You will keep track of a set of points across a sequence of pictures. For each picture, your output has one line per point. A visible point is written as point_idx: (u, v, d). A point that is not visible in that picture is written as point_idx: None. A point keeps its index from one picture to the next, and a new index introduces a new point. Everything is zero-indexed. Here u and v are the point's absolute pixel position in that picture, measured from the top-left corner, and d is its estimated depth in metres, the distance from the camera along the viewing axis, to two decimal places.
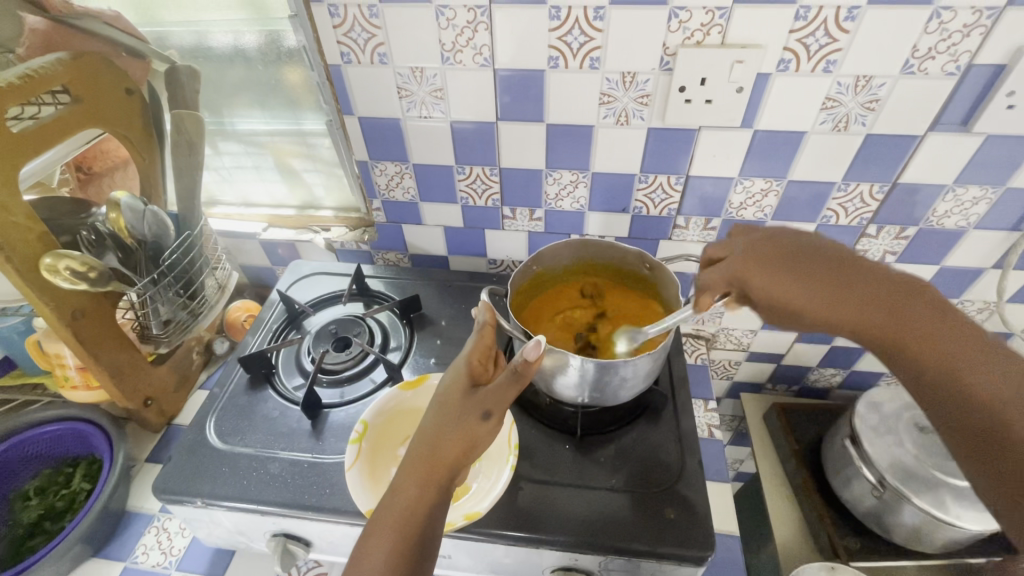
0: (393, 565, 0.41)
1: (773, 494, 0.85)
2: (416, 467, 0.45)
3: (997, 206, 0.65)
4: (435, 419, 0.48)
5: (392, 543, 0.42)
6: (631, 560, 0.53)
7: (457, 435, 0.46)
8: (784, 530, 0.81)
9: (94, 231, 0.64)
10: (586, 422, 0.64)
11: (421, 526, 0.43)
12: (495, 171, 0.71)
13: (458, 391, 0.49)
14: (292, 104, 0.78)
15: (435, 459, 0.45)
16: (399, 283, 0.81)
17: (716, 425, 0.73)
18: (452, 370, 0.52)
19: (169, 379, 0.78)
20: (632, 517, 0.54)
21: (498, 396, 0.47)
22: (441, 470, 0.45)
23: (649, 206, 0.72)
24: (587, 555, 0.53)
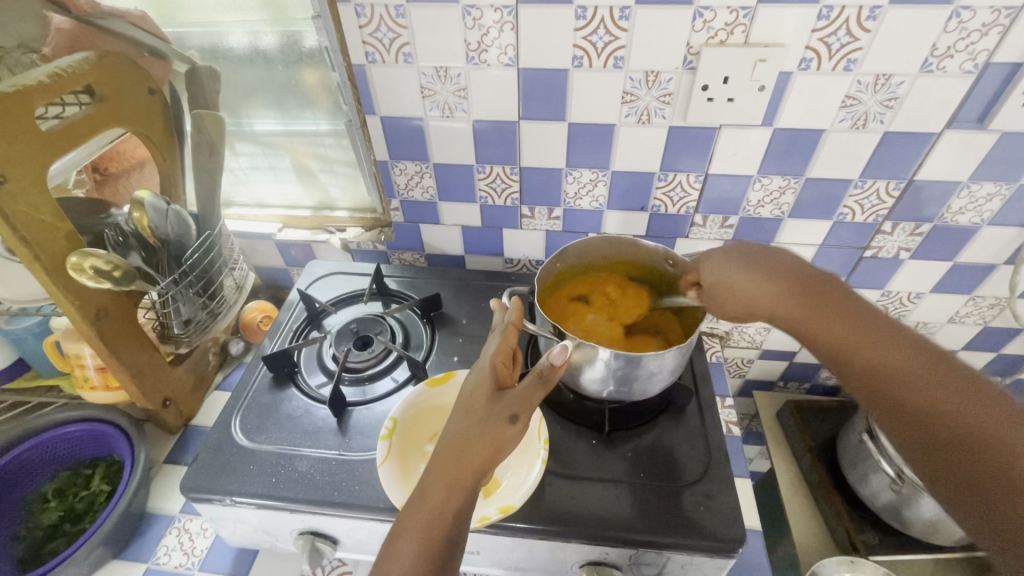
0: (418, 563, 0.41)
1: (789, 491, 0.86)
2: (445, 468, 0.45)
3: (1010, 202, 0.66)
4: (460, 422, 0.48)
5: (420, 539, 0.42)
6: (662, 553, 0.53)
7: (484, 437, 0.46)
8: (800, 526, 0.82)
9: (118, 230, 0.64)
10: (610, 418, 0.64)
11: (449, 527, 0.43)
12: (515, 171, 0.72)
13: (484, 392, 0.49)
14: (310, 104, 0.78)
15: (461, 463, 0.45)
16: (416, 283, 0.82)
17: (735, 421, 0.74)
18: (476, 370, 0.52)
19: (187, 379, 0.78)
20: (662, 511, 0.55)
21: (524, 401, 0.48)
22: (470, 471, 0.45)
23: (668, 204, 0.72)
24: (618, 548, 0.53)
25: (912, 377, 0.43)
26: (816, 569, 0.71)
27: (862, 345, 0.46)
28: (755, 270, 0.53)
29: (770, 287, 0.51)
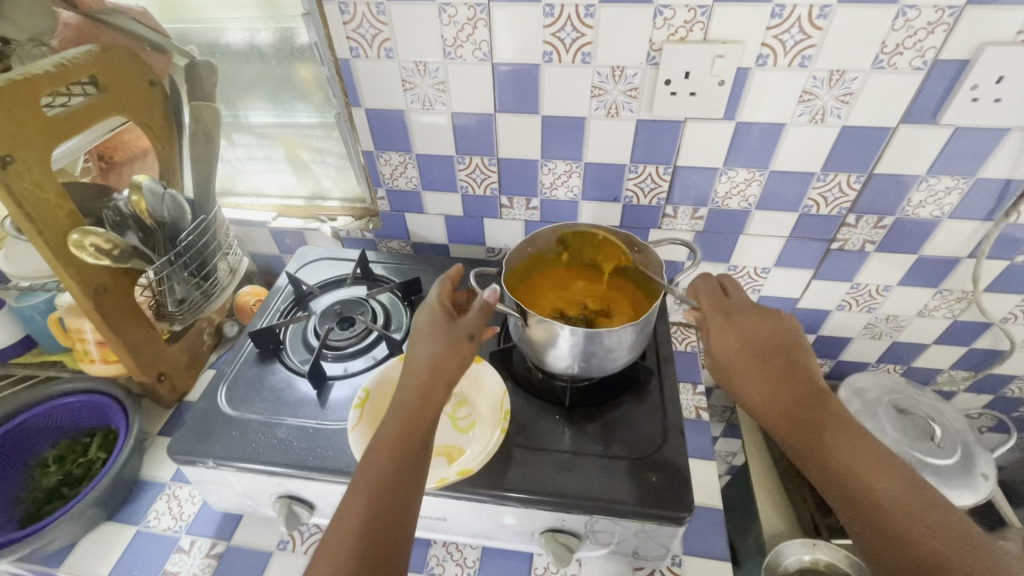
0: (397, 464, 0.48)
1: (760, 477, 0.88)
2: (416, 385, 0.52)
3: (969, 196, 0.68)
4: (425, 346, 0.55)
5: (399, 446, 0.49)
6: (616, 520, 0.56)
7: (451, 355, 0.54)
8: (769, 511, 0.84)
9: (117, 211, 0.68)
10: (576, 396, 0.67)
11: (422, 434, 0.50)
12: (493, 162, 0.75)
13: (439, 319, 0.57)
14: (303, 98, 0.83)
15: (429, 378, 0.53)
16: (401, 269, 0.85)
17: (704, 407, 0.78)
18: (426, 305, 0.59)
19: (182, 357, 0.82)
20: (618, 481, 0.58)
21: (474, 323, 0.57)
22: (438, 385, 0.53)
23: (640, 195, 0.75)
24: (574, 514, 0.56)
25: (871, 458, 0.49)
26: (776, 552, 0.73)
27: (838, 429, 0.52)
28: (773, 343, 0.59)
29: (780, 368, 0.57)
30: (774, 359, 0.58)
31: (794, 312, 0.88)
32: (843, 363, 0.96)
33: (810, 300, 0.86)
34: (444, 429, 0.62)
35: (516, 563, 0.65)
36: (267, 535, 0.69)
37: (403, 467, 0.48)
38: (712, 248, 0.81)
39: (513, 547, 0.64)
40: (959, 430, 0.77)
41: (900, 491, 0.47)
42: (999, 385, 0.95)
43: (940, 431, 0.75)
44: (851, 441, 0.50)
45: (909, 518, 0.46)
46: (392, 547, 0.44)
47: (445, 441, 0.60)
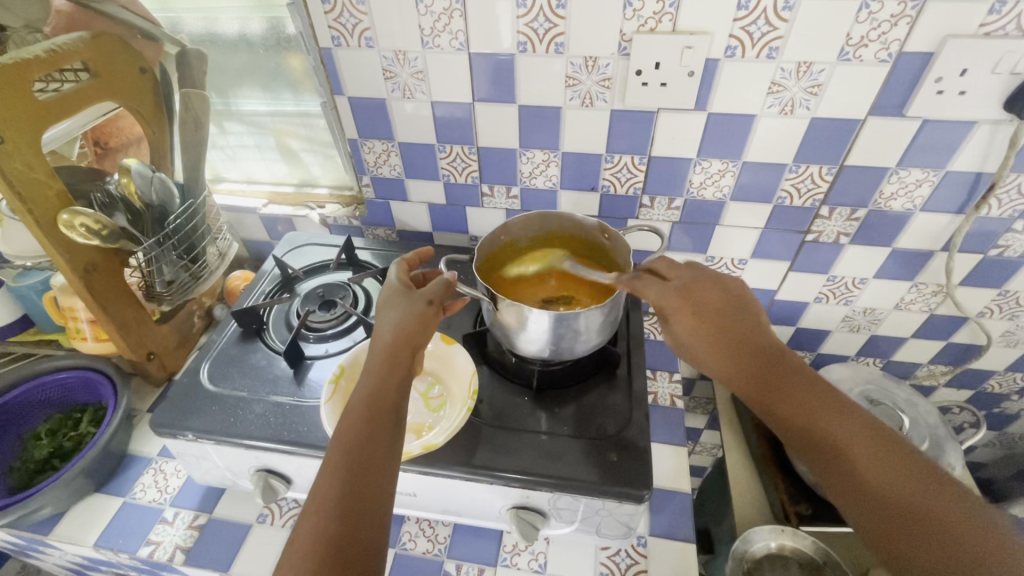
0: (369, 423, 0.51)
1: (736, 466, 0.88)
2: (382, 357, 0.55)
3: (940, 188, 0.69)
4: (386, 320, 0.58)
5: (368, 414, 0.51)
6: (577, 497, 0.58)
7: (411, 320, 0.57)
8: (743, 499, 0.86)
9: (107, 194, 0.71)
10: (546, 379, 0.69)
11: (391, 400, 0.53)
12: (473, 150, 0.77)
13: (397, 294, 0.60)
14: (292, 87, 0.85)
15: (393, 343, 0.56)
16: (385, 255, 0.87)
17: (678, 395, 0.80)
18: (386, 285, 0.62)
19: (172, 337, 0.85)
20: (582, 459, 0.59)
21: (434, 290, 0.59)
22: (403, 350, 0.56)
23: (616, 185, 0.77)
24: (537, 491, 0.58)
25: (829, 413, 0.51)
26: (745, 536, 0.75)
27: (801, 391, 0.53)
28: (724, 312, 0.57)
29: (735, 338, 0.56)
30: (728, 327, 0.57)
31: (772, 304, 0.89)
32: (822, 356, 0.97)
33: (787, 292, 0.87)
34: (415, 407, 0.63)
35: (485, 539, 0.67)
36: (247, 509, 0.71)
37: (375, 423, 0.51)
38: (689, 239, 0.82)
39: (481, 523, 0.66)
40: (931, 425, 0.77)
41: (868, 440, 0.49)
42: (978, 381, 0.96)
43: (908, 421, 0.77)
44: (810, 400, 0.53)
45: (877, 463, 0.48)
46: (371, 504, 0.46)
47: (416, 419, 0.62)
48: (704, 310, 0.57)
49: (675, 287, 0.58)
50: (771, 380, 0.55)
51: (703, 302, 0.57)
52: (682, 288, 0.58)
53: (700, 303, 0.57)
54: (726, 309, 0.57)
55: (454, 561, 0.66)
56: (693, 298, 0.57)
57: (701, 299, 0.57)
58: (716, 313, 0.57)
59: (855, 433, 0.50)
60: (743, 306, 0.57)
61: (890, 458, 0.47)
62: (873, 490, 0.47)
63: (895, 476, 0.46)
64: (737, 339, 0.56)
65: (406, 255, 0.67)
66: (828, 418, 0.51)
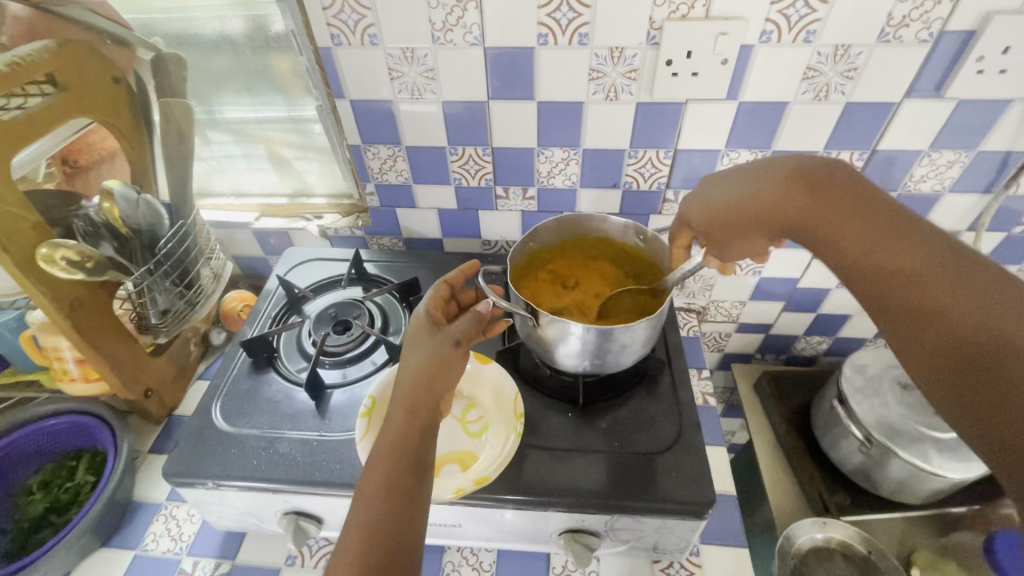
0: (393, 483, 0.45)
1: (766, 460, 0.88)
2: (401, 403, 0.48)
3: (970, 169, 0.67)
4: (410, 360, 0.51)
5: (391, 470, 0.45)
6: (636, 517, 0.55)
7: (433, 364, 0.49)
8: (777, 492, 0.85)
9: (87, 220, 0.64)
10: (587, 392, 0.66)
11: (413, 450, 0.47)
12: (487, 151, 0.72)
13: (424, 329, 0.53)
14: (281, 90, 0.78)
15: (414, 390, 0.49)
16: (396, 266, 0.82)
17: (710, 392, 0.76)
18: (414, 317, 0.56)
19: (169, 369, 0.78)
20: (636, 477, 0.56)
21: (463, 329, 0.52)
22: (428, 397, 0.49)
23: (640, 181, 0.73)
24: (593, 514, 0.55)
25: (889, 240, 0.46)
26: (789, 533, 0.74)
27: (853, 217, 0.49)
28: (775, 166, 0.55)
29: (784, 186, 0.53)
30: (785, 170, 0.54)
31: (794, 292, 0.88)
32: (842, 340, 0.96)
33: (809, 279, 0.86)
34: (456, 435, 0.59)
35: (532, 563, 0.64)
36: (273, 551, 0.66)
37: (399, 480, 0.45)
38: None
39: (528, 547, 0.63)
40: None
41: (937, 263, 0.43)
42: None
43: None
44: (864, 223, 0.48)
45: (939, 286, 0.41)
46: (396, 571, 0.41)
47: (461, 448, 0.58)
48: (762, 170, 0.56)
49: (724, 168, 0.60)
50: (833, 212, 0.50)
51: (757, 164, 0.57)
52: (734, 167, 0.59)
53: (754, 168, 0.57)
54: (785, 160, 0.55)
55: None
56: (744, 170, 0.57)
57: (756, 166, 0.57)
58: (772, 164, 0.56)
59: (922, 257, 0.44)
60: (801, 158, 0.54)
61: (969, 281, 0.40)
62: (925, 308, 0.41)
63: (958, 296, 0.40)
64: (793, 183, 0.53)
65: (447, 275, 0.62)
66: (887, 244, 0.46)
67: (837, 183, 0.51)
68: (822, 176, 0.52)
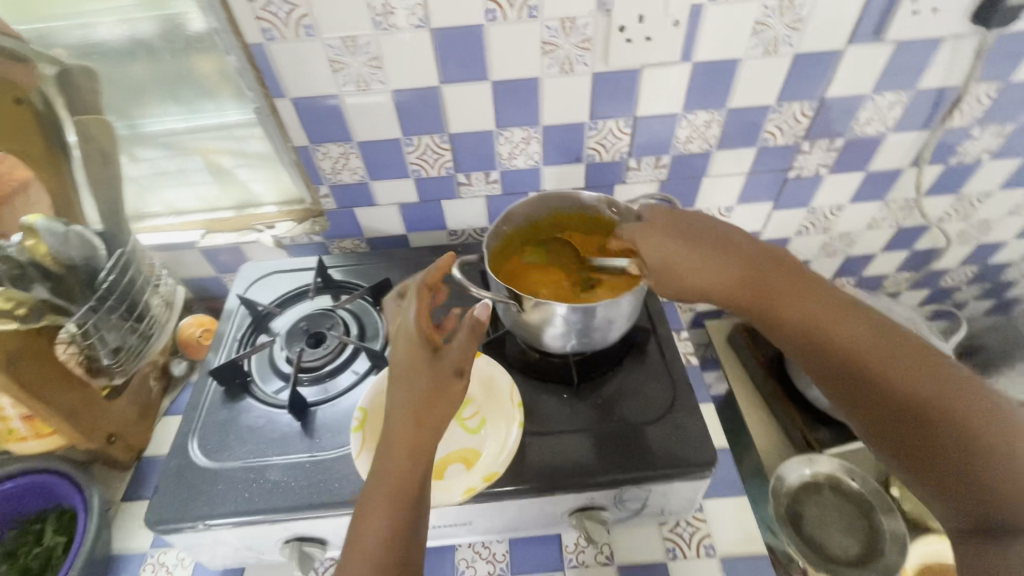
0: (393, 534, 0.42)
1: (748, 409, 0.92)
2: (401, 447, 0.45)
3: (910, 108, 0.71)
4: (407, 391, 0.47)
5: (392, 516, 0.43)
6: (644, 487, 0.55)
7: (434, 398, 0.47)
8: (763, 437, 0.89)
9: (10, 263, 0.56)
10: (577, 370, 0.65)
11: (412, 495, 0.44)
12: (444, 139, 0.69)
13: (421, 353, 0.49)
14: (210, 95, 0.72)
15: (416, 428, 0.46)
16: (362, 269, 0.79)
17: (691, 352, 0.76)
18: (402, 331, 0.51)
19: (131, 411, 0.73)
20: (639, 448, 0.57)
21: (462, 357, 0.49)
22: (426, 435, 0.46)
23: (602, 152, 0.73)
24: (601, 490, 0.55)
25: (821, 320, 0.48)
26: (779, 473, 0.78)
27: (788, 294, 0.50)
28: (698, 233, 0.54)
29: (715, 259, 0.52)
30: (708, 237, 0.53)
31: None
32: None
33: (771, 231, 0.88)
34: (454, 434, 0.58)
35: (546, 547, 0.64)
36: None
37: (398, 533, 0.42)
38: (678, 195, 0.80)
39: (541, 531, 0.63)
40: (916, 331, 0.83)
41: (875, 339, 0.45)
42: (935, 280, 1.03)
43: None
44: (801, 298, 0.49)
45: (881, 359, 0.44)
46: None
47: (461, 446, 0.57)
48: (687, 234, 0.54)
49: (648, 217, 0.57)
50: (767, 290, 0.50)
51: (677, 223, 0.55)
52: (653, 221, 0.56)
53: (679, 226, 0.55)
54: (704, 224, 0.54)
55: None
56: (673, 225, 0.55)
57: (676, 221, 0.55)
58: (692, 228, 0.54)
59: (857, 334, 0.46)
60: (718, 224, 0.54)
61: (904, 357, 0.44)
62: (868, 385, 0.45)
63: (900, 373, 0.43)
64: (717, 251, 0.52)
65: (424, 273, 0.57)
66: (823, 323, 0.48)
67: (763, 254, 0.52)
68: (745, 247, 0.52)
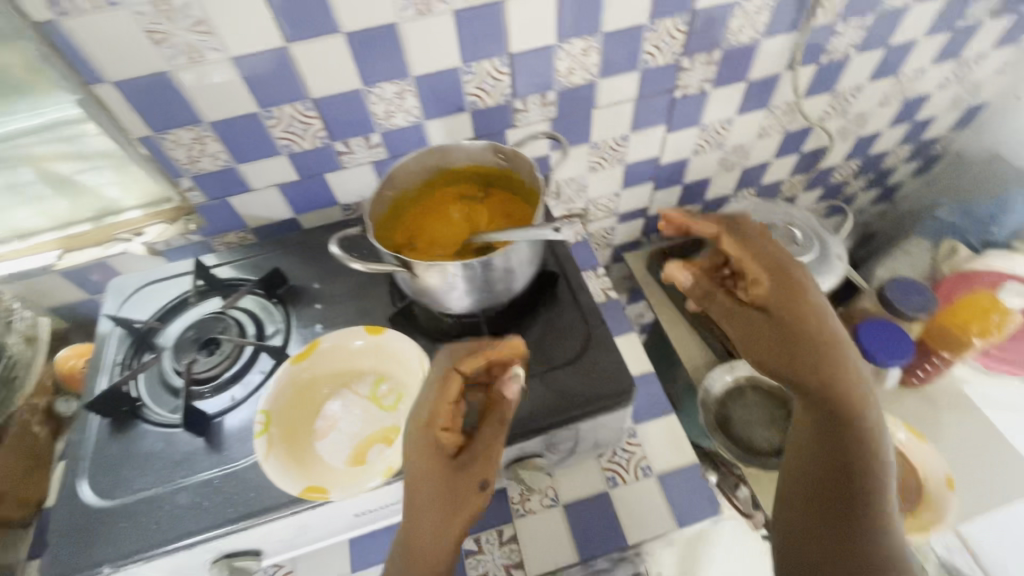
0: None
1: (671, 327, 0.96)
2: (442, 514, 0.44)
3: (778, 9, 0.71)
4: (433, 466, 0.46)
5: None
6: (572, 426, 0.56)
7: (463, 496, 0.45)
8: (687, 351, 0.92)
9: None
10: (491, 325, 0.64)
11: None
12: (308, 106, 0.63)
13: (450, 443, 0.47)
14: (14, 94, 0.60)
15: (444, 514, 0.44)
16: (252, 262, 0.72)
17: (610, 287, 0.80)
18: (444, 390, 0.48)
19: (10, 462, 0.67)
20: (559, 389, 0.57)
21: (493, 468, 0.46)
22: (459, 520, 0.44)
23: (484, 97, 0.69)
24: (530, 441, 0.55)
25: (834, 373, 0.47)
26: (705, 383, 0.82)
27: (811, 339, 0.48)
28: (762, 256, 0.53)
29: (766, 289, 0.51)
30: (763, 265, 0.52)
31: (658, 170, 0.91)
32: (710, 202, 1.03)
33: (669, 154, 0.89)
34: (372, 415, 0.56)
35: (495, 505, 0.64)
36: None
37: None
38: (573, 130, 0.78)
39: None
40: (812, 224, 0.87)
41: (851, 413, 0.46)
42: (825, 178, 1.09)
43: (800, 235, 0.84)
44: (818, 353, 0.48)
45: (848, 432, 0.45)
46: None
47: (381, 426, 0.55)
48: (760, 262, 0.52)
49: (717, 229, 0.55)
50: (798, 329, 0.49)
51: (746, 242, 0.53)
52: (732, 229, 0.54)
53: (750, 245, 0.53)
54: (750, 239, 0.53)
55: (471, 537, 0.63)
56: (746, 238, 0.53)
57: (744, 234, 0.54)
58: (748, 248, 0.53)
59: (842, 405, 0.46)
60: (780, 254, 0.52)
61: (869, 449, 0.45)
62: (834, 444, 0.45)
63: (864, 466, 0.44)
64: (764, 276, 0.52)
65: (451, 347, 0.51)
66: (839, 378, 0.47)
67: (805, 309, 0.49)
68: (803, 299, 0.50)
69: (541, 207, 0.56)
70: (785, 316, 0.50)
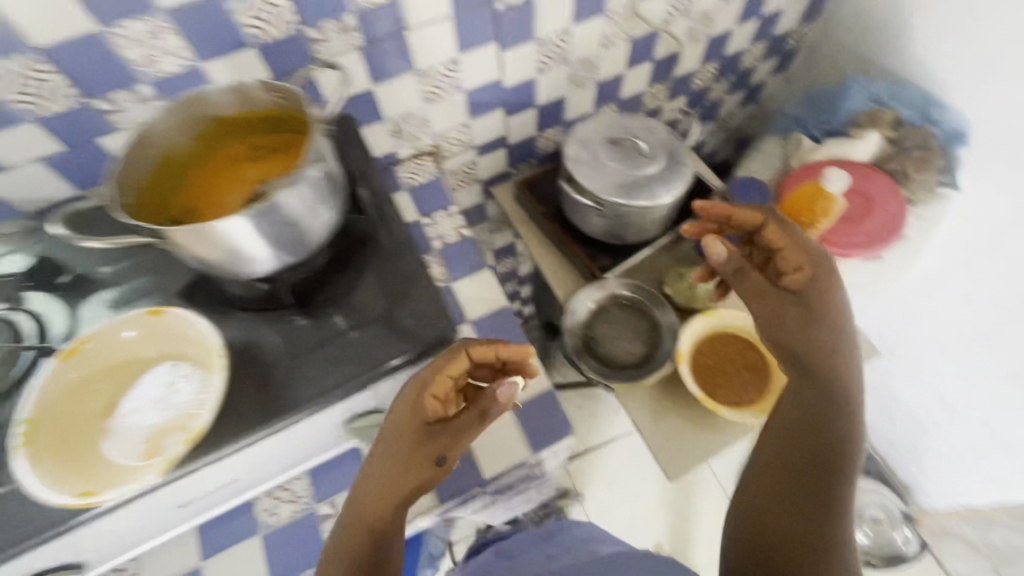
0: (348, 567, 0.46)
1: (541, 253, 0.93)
2: (393, 473, 0.49)
3: None
4: (406, 415, 0.51)
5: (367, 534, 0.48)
6: (398, 374, 0.54)
7: (406, 472, 0.49)
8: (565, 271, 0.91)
9: None
10: (302, 277, 0.58)
11: (380, 527, 0.48)
12: (39, 58, 0.53)
13: (415, 424, 0.51)
14: None
15: (388, 484, 0.49)
16: (22, 251, 0.60)
17: (464, 225, 0.81)
18: (430, 372, 0.52)
19: None
20: (391, 315, 0.56)
21: (449, 443, 0.51)
22: (412, 483, 0.49)
23: (267, 29, 0.60)
24: (354, 398, 0.54)
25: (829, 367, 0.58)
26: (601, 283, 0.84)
27: (826, 352, 0.58)
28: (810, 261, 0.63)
29: (804, 261, 0.63)
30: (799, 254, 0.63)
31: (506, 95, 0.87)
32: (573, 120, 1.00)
33: (512, 72, 0.83)
34: (157, 398, 0.51)
35: (345, 466, 0.63)
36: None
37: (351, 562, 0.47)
38: (384, 61, 0.71)
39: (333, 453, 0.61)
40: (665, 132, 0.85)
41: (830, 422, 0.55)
42: (734, 63, 1.10)
43: (644, 144, 0.82)
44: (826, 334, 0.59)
45: (821, 423, 0.55)
46: None
47: (172, 409, 0.50)
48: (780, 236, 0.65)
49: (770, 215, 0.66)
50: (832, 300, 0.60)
51: (794, 236, 0.64)
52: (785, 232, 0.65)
53: (795, 238, 0.64)
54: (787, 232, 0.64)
55: (327, 502, 0.62)
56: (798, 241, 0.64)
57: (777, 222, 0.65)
58: (782, 229, 0.64)
59: (821, 402, 0.56)
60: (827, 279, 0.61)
61: (829, 437, 0.54)
62: (819, 438, 0.54)
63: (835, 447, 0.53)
64: (826, 281, 0.61)
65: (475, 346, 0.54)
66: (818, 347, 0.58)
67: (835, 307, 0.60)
68: (825, 291, 0.61)
69: (318, 135, 0.49)
70: (811, 286, 0.61)
